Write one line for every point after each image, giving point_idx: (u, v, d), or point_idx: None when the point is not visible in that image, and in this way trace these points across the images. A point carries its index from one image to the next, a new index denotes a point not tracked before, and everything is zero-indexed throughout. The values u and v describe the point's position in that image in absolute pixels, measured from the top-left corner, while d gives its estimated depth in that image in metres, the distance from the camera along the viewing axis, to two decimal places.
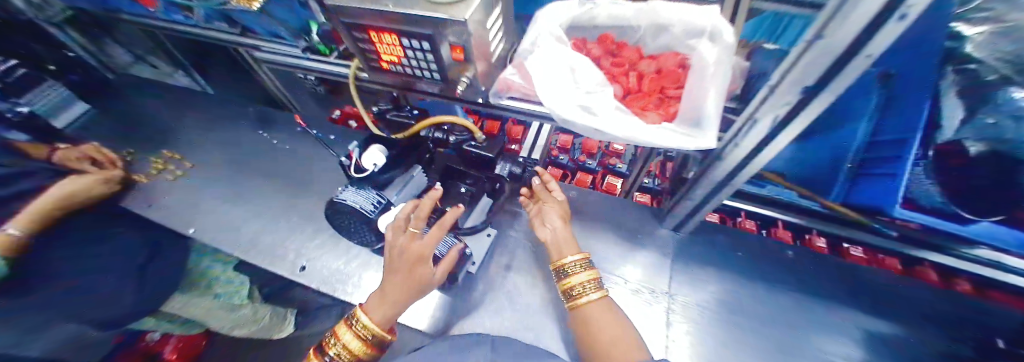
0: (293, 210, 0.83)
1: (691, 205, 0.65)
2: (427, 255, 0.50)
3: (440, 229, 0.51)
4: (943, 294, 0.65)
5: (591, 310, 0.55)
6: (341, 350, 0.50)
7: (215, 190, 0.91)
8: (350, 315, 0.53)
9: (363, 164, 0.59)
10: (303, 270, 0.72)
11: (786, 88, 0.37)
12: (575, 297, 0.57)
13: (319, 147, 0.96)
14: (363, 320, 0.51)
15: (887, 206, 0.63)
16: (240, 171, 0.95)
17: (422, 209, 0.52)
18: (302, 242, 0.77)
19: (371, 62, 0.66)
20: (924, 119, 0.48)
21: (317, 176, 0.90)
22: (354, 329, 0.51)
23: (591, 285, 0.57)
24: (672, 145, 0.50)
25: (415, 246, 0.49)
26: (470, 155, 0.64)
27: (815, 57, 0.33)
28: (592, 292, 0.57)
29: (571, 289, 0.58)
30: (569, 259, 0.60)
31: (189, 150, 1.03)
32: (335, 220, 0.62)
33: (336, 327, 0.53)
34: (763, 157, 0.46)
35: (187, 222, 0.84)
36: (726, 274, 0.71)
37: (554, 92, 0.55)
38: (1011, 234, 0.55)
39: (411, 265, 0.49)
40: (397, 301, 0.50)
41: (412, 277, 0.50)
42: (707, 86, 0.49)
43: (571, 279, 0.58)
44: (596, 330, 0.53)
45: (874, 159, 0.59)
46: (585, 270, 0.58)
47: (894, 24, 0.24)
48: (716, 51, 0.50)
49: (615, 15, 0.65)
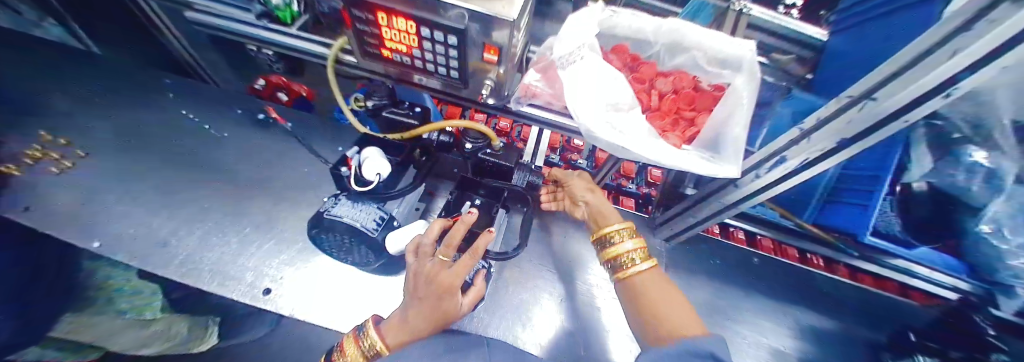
0: (244, 214, 0.68)
1: (692, 222, 0.70)
2: (455, 287, 0.42)
3: (472, 258, 0.42)
4: (870, 296, 0.81)
5: (642, 282, 0.48)
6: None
7: (125, 187, 0.69)
8: (359, 330, 0.46)
9: (365, 175, 0.51)
10: (268, 294, 0.59)
11: (827, 135, 0.40)
12: (624, 266, 0.50)
13: (274, 135, 0.80)
14: (372, 339, 0.43)
15: (858, 233, 0.72)
16: (161, 164, 0.73)
17: (454, 234, 0.42)
18: (264, 258, 0.63)
19: (365, 48, 0.54)
20: (894, 165, 0.61)
21: (276, 174, 0.74)
22: (362, 349, 0.44)
23: (642, 254, 0.50)
24: (703, 172, 0.52)
25: (444, 276, 0.42)
26: (485, 164, 0.60)
27: (853, 116, 0.37)
28: (641, 262, 0.49)
29: (617, 258, 0.51)
30: (613, 227, 0.53)
31: (65, 132, 0.75)
32: (320, 239, 0.54)
33: (344, 341, 0.46)
34: (777, 188, 0.52)
35: (80, 232, 0.62)
36: (709, 281, 0.78)
37: (590, 111, 0.52)
38: (945, 260, 0.72)
39: (436, 299, 0.41)
40: (416, 333, 0.42)
41: (437, 311, 0.42)
42: (734, 115, 0.54)
43: (617, 247, 0.51)
44: (649, 301, 0.45)
45: (847, 189, 0.70)
46: (631, 238, 0.51)
47: (938, 100, 0.30)
48: (745, 83, 0.55)
49: (637, 28, 0.63)
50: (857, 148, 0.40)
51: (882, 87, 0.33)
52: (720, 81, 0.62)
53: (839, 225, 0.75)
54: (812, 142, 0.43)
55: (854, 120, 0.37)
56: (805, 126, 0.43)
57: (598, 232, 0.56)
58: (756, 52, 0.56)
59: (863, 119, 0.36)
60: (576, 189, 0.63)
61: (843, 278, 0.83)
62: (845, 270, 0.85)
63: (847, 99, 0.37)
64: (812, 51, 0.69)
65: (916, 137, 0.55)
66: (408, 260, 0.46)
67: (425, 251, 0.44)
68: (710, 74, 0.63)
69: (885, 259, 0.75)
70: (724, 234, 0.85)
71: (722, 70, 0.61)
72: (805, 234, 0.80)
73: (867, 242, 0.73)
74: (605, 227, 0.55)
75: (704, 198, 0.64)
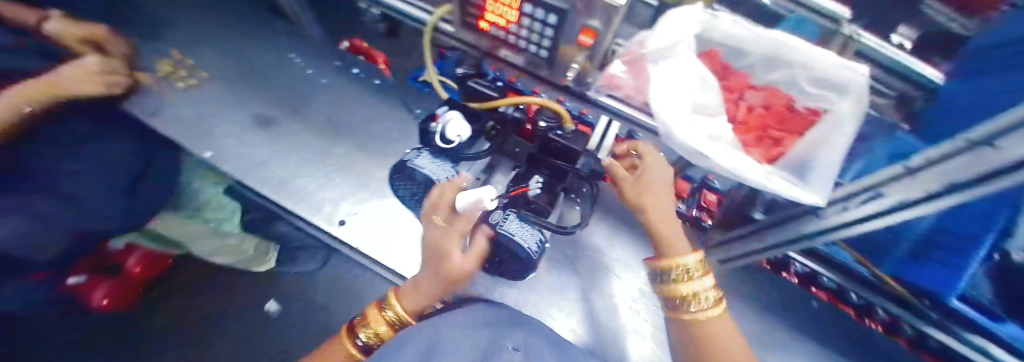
0: (330, 153, 0.77)
1: (753, 247, 0.66)
2: (447, 250, 0.44)
3: (465, 223, 0.46)
4: None
5: (709, 328, 0.43)
6: (372, 338, 0.46)
7: (225, 103, 0.77)
8: (382, 301, 0.49)
9: (447, 135, 0.55)
10: (343, 225, 0.67)
11: (931, 177, 0.37)
12: (678, 278, 0.47)
13: (362, 89, 0.89)
14: (395, 310, 0.47)
15: (942, 292, 0.60)
16: (265, 93, 0.83)
17: (446, 197, 0.49)
18: (341, 192, 0.71)
19: (467, 19, 0.58)
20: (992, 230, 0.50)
21: (358, 123, 0.82)
22: (386, 320, 0.47)
23: (709, 297, 0.45)
24: (784, 194, 0.48)
25: (439, 239, 0.45)
26: (553, 145, 0.60)
27: (969, 160, 0.33)
28: (709, 307, 0.44)
29: (673, 269, 0.48)
30: (686, 260, 0.47)
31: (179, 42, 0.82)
32: (398, 185, 0.59)
33: (367, 311, 0.49)
34: (864, 227, 0.48)
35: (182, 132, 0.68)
36: (759, 313, 0.73)
37: (673, 110, 0.52)
38: None
39: (433, 262, 0.44)
40: (423, 295, 0.45)
41: (433, 272, 0.44)
42: (834, 140, 0.51)
43: (681, 286, 0.46)
44: (718, 351, 0.41)
45: (939, 245, 0.59)
46: (704, 273, 0.46)
47: None
48: (852, 109, 0.52)
49: (733, 34, 0.59)
50: (971, 196, 0.36)
51: (1006, 134, 0.29)
52: (817, 105, 0.58)
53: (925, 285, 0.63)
54: (916, 181, 0.39)
55: (967, 164, 0.33)
56: (912, 163, 0.39)
57: (663, 260, 0.49)
58: (869, 77, 0.51)
59: (983, 164, 0.32)
60: (648, 173, 0.52)
61: (903, 344, 0.76)
62: (908, 340, 0.76)
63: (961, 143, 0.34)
64: (923, 93, 0.64)
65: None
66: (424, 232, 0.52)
67: (438, 223, 0.47)
68: (807, 95, 0.59)
69: (960, 330, 0.63)
70: (775, 267, 0.81)
71: (826, 91, 0.56)
72: (872, 283, 0.71)
73: (952, 306, 0.61)
74: (673, 255, 0.48)
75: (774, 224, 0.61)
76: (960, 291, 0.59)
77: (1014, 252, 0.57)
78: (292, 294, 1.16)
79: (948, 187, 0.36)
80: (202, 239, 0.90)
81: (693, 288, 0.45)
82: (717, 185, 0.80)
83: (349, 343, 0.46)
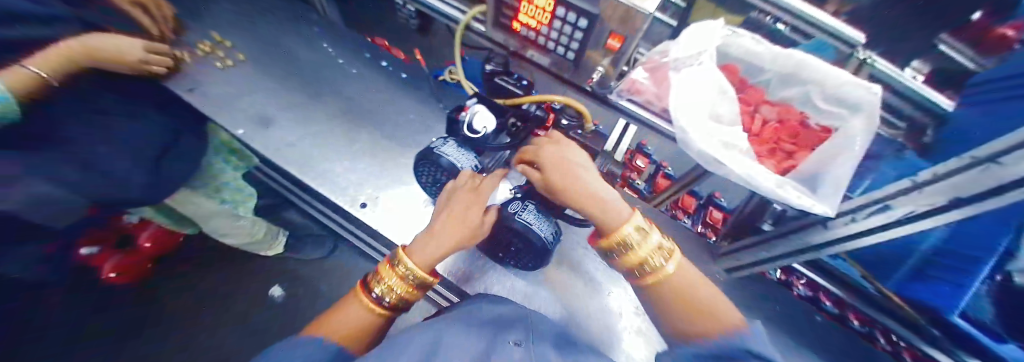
0: (356, 138, 0.80)
1: (760, 257, 0.67)
2: (479, 198, 0.50)
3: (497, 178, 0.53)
4: None
5: (674, 283, 0.42)
6: (386, 292, 0.46)
7: (263, 85, 0.81)
8: (392, 257, 0.49)
9: (473, 126, 0.58)
10: (365, 207, 0.71)
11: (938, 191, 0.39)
12: (625, 250, 0.44)
13: (389, 80, 0.93)
14: (408, 265, 0.46)
15: (943, 311, 0.60)
16: (297, 79, 0.86)
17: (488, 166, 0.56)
18: (362, 176, 0.75)
19: (500, 18, 0.60)
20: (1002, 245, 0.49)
21: (385, 113, 0.86)
22: (401, 276, 0.46)
23: (660, 250, 0.43)
24: (797, 205, 0.50)
25: (480, 187, 0.51)
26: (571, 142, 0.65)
27: (973, 176, 0.36)
28: (666, 261, 0.43)
29: (617, 245, 0.45)
30: (623, 229, 0.44)
31: (220, 25, 0.86)
32: (421, 171, 0.61)
33: (378, 268, 0.48)
34: (869, 238, 0.49)
35: (222, 110, 0.72)
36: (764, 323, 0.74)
37: (691, 116, 0.54)
38: None
39: (466, 204, 0.50)
40: (447, 239, 0.48)
41: (465, 217, 0.49)
42: (842, 155, 0.53)
43: (633, 254, 0.43)
44: (688, 303, 0.40)
45: (944, 264, 0.58)
46: (652, 231, 0.44)
47: None
48: (864, 128, 0.53)
49: (750, 50, 0.62)
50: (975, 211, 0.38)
51: (1012, 152, 0.32)
52: (830, 122, 0.60)
53: (928, 301, 0.63)
54: (922, 195, 0.41)
55: (973, 180, 0.36)
56: (919, 178, 0.42)
57: (604, 239, 0.46)
58: (881, 96, 0.53)
59: (985, 182, 0.35)
60: (561, 152, 0.50)
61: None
62: None
63: (965, 158, 0.36)
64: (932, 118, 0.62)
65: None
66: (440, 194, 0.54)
67: (478, 179, 0.53)
68: (821, 112, 0.61)
69: (964, 355, 0.63)
70: (785, 280, 0.81)
71: (839, 109, 0.58)
72: (880, 303, 0.70)
73: (949, 324, 0.60)
74: (613, 230, 0.45)
75: (782, 235, 0.62)
76: (961, 311, 0.58)
77: (1015, 273, 0.50)
78: (301, 279, 1.22)
79: (954, 201, 0.38)
80: (213, 222, 0.93)
81: (641, 256, 0.43)
82: (722, 204, 0.88)
83: (364, 298, 0.45)
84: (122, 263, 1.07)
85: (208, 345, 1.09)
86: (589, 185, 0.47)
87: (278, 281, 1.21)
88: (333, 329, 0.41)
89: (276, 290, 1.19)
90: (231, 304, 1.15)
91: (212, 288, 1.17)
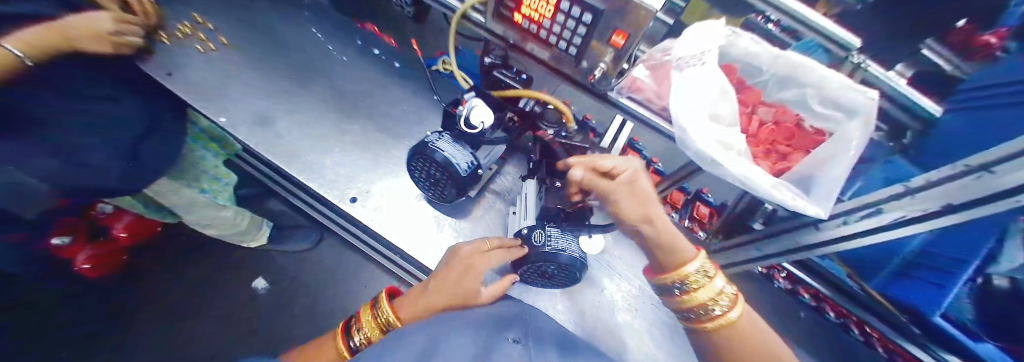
0: (347, 130, 0.77)
1: (753, 256, 0.69)
2: (473, 265, 0.49)
3: (504, 249, 0.53)
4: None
5: (740, 331, 0.39)
6: (363, 343, 0.41)
7: (247, 71, 0.77)
8: (377, 301, 0.47)
9: (469, 120, 0.55)
10: (355, 202, 0.69)
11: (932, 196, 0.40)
12: (688, 288, 0.42)
13: (381, 69, 0.90)
14: (390, 316, 0.43)
15: (924, 310, 0.63)
16: (283, 65, 0.82)
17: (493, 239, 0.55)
18: (353, 169, 0.72)
19: (500, 10, 0.59)
20: (981, 252, 0.50)
21: (379, 103, 0.84)
22: (381, 327, 0.43)
23: (725, 296, 0.40)
24: (793, 206, 0.50)
25: (475, 257, 0.50)
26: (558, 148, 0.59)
27: (965, 183, 0.37)
28: (730, 309, 0.39)
29: (681, 279, 0.42)
30: (692, 267, 0.42)
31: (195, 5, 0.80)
32: (414, 165, 0.59)
33: (360, 312, 0.46)
34: (865, 239, 0.49)
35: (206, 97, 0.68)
36: None
37: (691, 115, 0.54)
38: None
39: (460, 272, 0.48)
40: (432, 305, 0.44)
41: (458, 288, 0.46)
42: (835, 157, 0.54)
43: (694, 295, 0.41)
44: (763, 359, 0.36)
45: (921, 266, 0.59)
46: (715, 275, 0.41)
47: None
48: (858, 131, 0.54)
49: (750, 51, 0.62)
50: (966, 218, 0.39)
51: (1007, 161, 0.33)
52: (823, 125, 0.61)
53: (910, 300, 0.64)
54: (914, 199, 0.42)
55: (969, 187, 0.36)
56: (912, 183, 0.43)
57: (671, 269, 0.43)
58: (877, 101, 0.53)
59: (978, 188, 0.36)
60: (633, 182, 0.44)
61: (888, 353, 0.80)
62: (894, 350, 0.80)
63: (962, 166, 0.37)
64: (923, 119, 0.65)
65: (1016, 229, 0.45)
66: (452, 248, 0.53)
67: (484, 245, 0.53)
68: (815, 115, 0.62)
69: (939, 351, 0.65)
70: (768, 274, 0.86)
71: (834, 113, 0.59)
72: (867, 303, 0.73)
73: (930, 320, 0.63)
74: (681, 266, 0.43)
75: (774, 234, 0.63)
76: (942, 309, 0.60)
77: (996, 277, 0.51)
78: (285, 269, 1.18)
79: (947, 207, 0.39)
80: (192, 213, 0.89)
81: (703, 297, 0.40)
82: (711, 199, 0.83)
83: (337, 343, 0.42)
84: (99, 257, 1.02)
85: (194, 338, 1.04)
86: (648, 208, 0.43)
87: (262, 274, 1.16)
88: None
89: (261, 283, 1.15)
90: (219, 299, 1.11)
91: (195, 276, 1.13)
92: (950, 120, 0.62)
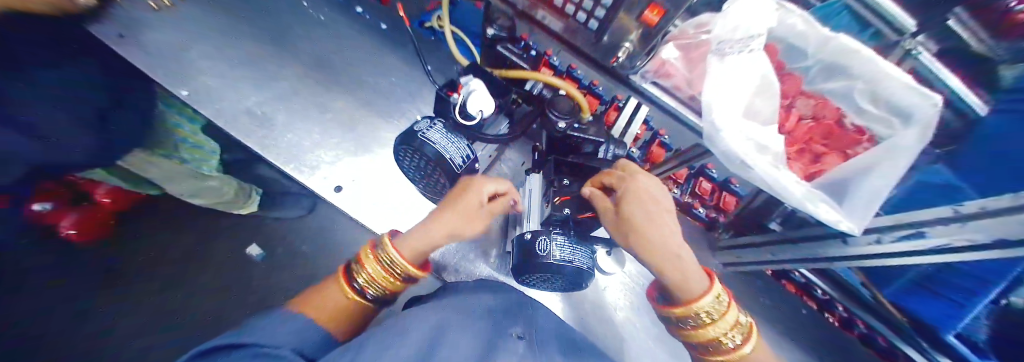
0: (328, 106, 0.69)
1: (769, 262, 0.65)
2: (474, 183, 0.44)
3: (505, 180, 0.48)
4: None
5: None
6: (369, 283, 0.37)
7: (204, 30, 0.65)
8: (376, 243, 0.40)
9: (468, 108, 0.47)
10: (340, 191, 0.63)
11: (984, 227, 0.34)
12: (700, 322, 0.37)
13: (364, 32, 0.79)
14: (394, 253, 0.38)
15: (940, 329, 0.64)
16: (249, 25, 0.70)
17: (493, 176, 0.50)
18: (337, 153, 0.65)
19: None
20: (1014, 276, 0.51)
21: (365, 72, 0.74)
22: (382, 264, 0.37)
23: (737, 327, 0.36)
24: (826, 219, 0.44)
25: (478, 178, 0.45)
26: (570, 141, 0.52)
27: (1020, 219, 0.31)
28: (741, 341, 0.36)
29: (691, 314, 0.37)
30: (702, 302, 0.36)
31: None
32: (402, 158, 0.52)
33: (359, 254, 0.39)
34: (904, 260, 0.45)
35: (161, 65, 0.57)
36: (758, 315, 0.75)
37: (727, 111, 0.46)
38: None
39: (462, 191, 0.43)
40: (438, 233, 0.40)
41: (463, 207, 0.42)
42: (878, 167, 0.46)
43: (705, 330, 0.36)
44: None
45: (942, 280, 0.58)
46: (729, 307, 0.36)
47: None
48: (912, 136, 0.46)
49: (801, 31, 0.55)
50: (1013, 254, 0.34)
51: None
52: (867, 124, 0.56)
53: (924, 312, 0.65)
54: (962, 228, 0.37)
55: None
56: (964, 208, 0.37)
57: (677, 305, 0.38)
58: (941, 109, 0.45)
59: None
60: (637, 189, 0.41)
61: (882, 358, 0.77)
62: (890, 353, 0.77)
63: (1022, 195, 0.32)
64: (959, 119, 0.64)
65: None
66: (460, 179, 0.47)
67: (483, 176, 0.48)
68: (862, 113, 0.56)
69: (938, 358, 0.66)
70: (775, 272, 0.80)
71: (891, 115, 0.52)
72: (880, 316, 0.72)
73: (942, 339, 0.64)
74: (688, 298, 0.37)
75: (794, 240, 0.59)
76: (955, 327, 0.62)
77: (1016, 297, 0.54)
78: (274, 241, 1.10)
79: (994, 240, 0.34)
80: (177, 183, 0.82)
81: (715, 335, 0.36)
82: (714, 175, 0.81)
83: (343, 290, 0.36)
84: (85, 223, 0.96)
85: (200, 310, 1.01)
86: (652, 216, 0.39)
87: (255, 240, 1.10)
88: (316, 310, 0.32)
89: (254, 250, 1.09)
90: (211, 279, 1.05)
91: (181, 250, 1.07)
92: (993, 122, 0.59)
